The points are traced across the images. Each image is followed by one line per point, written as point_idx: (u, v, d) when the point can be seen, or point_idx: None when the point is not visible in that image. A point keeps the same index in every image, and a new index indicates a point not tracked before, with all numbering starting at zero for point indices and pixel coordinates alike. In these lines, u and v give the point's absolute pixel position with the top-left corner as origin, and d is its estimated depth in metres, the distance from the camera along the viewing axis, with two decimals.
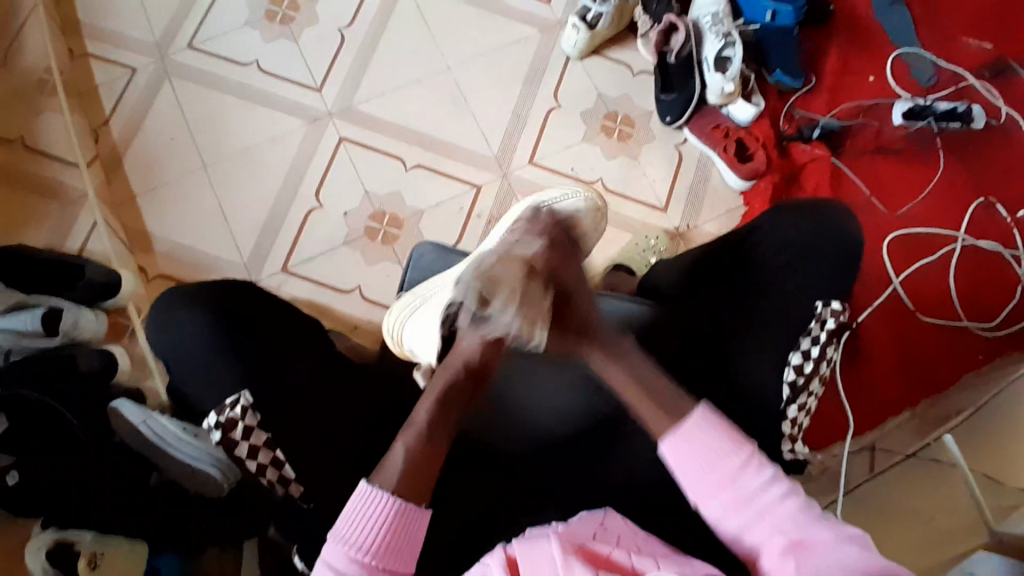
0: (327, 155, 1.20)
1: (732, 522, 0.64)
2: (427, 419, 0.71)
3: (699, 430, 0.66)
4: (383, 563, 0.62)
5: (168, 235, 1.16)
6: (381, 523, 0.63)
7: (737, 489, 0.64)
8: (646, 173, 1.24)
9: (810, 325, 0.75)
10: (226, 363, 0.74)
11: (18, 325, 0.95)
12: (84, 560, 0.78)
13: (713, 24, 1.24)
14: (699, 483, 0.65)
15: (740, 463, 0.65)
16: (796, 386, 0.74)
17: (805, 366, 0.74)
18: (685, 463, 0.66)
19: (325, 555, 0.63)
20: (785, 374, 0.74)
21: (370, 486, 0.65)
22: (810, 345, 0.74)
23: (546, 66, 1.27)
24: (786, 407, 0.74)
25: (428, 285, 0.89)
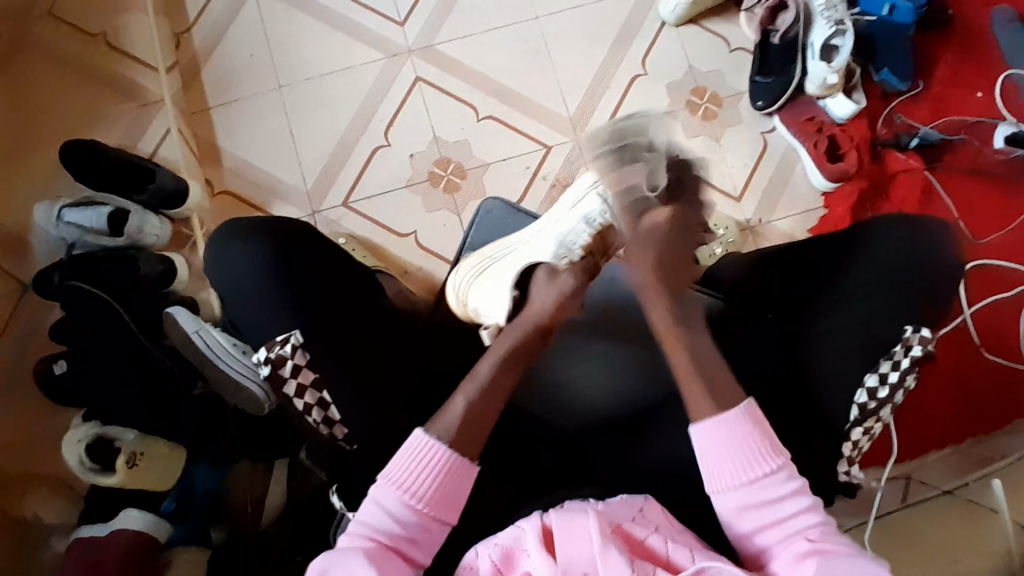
0: (400, 95, 1.17)
1: (750, 523, 0.61)
2: (490, 375, 0.69)
3: (721, 425, 0.63)
4: (432, 512, 0.62)
5: (235, 152, 1.16)
6: (437, 475, 0.63)
7: (766, 491, 0.61)
8: (726, 158, 1.18)
9: (894, 349, 0.68)
10: (279, 291, 0.71)
11: (85, 220, 1.00)
12: (124, 457, 0.86)
13: (827, 8, 1.12)
14: (729, 478, 0.62)
15: (774, 468, 0.62)
16: (867, 410, 0.68)
17: (880, 391, 0.68)
18: (716, 456, 0.63)
19: (375, 496, 0.62)
20: (857, 394, 0.68)
21: (425, 435, 0.64)
22: (890, 370, 0.68)
23: (638, 30, 1.20)
24: (850, 429, 0.69)
25: (495, 246, 0.88)
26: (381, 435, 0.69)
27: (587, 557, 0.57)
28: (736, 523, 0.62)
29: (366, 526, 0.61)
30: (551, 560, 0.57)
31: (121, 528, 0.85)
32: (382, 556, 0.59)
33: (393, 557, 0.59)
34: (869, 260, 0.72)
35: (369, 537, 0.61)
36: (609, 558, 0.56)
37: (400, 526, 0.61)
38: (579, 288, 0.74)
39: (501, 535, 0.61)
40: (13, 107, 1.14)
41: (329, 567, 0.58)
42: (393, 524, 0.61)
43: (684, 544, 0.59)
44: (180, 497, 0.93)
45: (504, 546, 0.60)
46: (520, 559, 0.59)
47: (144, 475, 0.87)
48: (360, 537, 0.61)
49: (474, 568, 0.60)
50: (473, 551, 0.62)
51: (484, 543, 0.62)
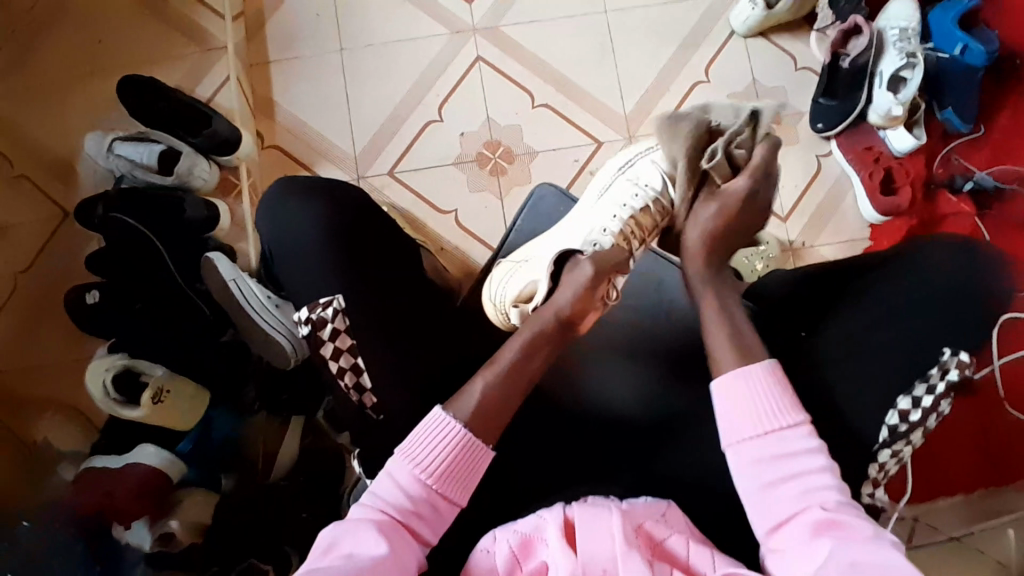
0: (459, 73, 1.17)
1: (760, 474, 0.60)
2: (513, 359, 0.67)
3: (749, 376, 0.63)
4: (445, 492, 0.61)
5: (289, 108, 1.16)
6: (448, 453, 0.62)
7: (784, 444, 0.60)
8: (778, 177, 1.16)
9: (930, 372, 0.66)
10: (328, 249, 0.71)
11: (138, 155, 1.01)
12: (151, 392, 0.85)
13: (900, 38, 1.09)
14: (745, 431, 0.61)
15: (795, 422, 0.61)
16: (896, 432, 0.66)
17: (912, 414, 0.65)
18: (735, 397, 0.63)
19: (390, 470, 0.62)
20: (887, 416, 0.66)
21: (444, 413, 0.63)
22: (924, 394, 0.65)
23: (706, 36, 1.18)
24: (879, 450, 0.66)
25: (525, 251, 0.85)
26: (411, 401, 0.69)
27: (607, 555, 0.56)
28: (741, 457, 0.61)
29: (378, 499, 0.61)
30: (570, 553, 0.57)
31: (137, 463, 0.85)
32: (394, 531, 0.59)
33: (404, 534, 0.59)
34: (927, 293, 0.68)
35: (380, 510, 0.60)
36: (631, 559, 0.56)
37: (411, 503, 0.60)
38: (598, 275, 0.71)
39: (523, 521, 0.60)
40: (80, 36, 1.15)
41: (337, 540, 0.58)
42: (405, 500, 0.60)
43: (705, 548, 0.59)
44: (197, 439, 0.93)
45: (523, 534, 0.59)
46: (538, 549, 0.59)
47: (166, 412, 0.86)
48: (371, 510, 0.60)
49: (491, 552, 0.59)
50: (490, 533, 0.61)
51: (501, 528, 0.61)
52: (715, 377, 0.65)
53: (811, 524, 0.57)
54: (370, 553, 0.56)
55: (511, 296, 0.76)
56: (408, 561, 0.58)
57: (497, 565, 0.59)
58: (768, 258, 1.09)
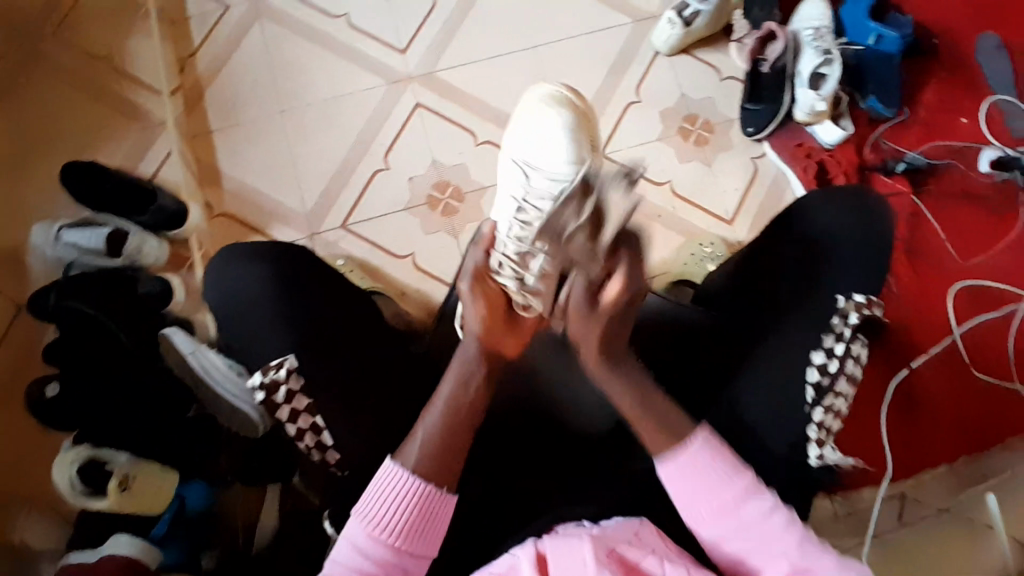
0: (400, 120, 1.19)
1: (732, 542, 0.62)
2: (451, 394, 0.65)
3: (689, 454, 0.62)
4: (406, 545, 0.61)
5: (234, 174, 1.17)
6: (408, 508, 0.61)
7: (743, 516, 0.61)
8: (719, 182, 1.20)
9: (833, 322, 0.71)
10: (275, 311, 0.72)
11: (84, 240, 1.00)
12: (116, 480, 0.83)
13: (815, 38, 1.16)
14: (705, 509, 0.62)
15: (744, 486, 0.62)
16: (822, 388, 0.69)
17: (830, 365, 0.69)
18: (688, 482, 0.62)
19: (346, 533, 0.61)
20: (808, 375, 0.70)
21: (394, 465, 0.62)
22: (834, 343, 0.70)
23: (633, 58, 1.23)
24: (812, 410, 0.69)
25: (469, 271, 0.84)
26: (377, 455, 0.69)
27: None
28: (720, 539, 0.62)
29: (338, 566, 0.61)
30: None
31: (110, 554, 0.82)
32: None
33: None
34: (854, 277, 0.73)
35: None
36: None
37: (373, 564, 0.60)
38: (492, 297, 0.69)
39: (494, 563, 0.60)
40: (20, 129, 1.16)
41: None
42: (367, 562, 0.60)
43: (679, 564, 0.58)
44: (173, 517, 0.90)
45: None
46: None
47: (134, 500, 0.84)
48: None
49: None
50: None
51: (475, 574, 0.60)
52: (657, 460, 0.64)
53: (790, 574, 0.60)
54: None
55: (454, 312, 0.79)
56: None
57: None
58: (718, 258, 1.12)
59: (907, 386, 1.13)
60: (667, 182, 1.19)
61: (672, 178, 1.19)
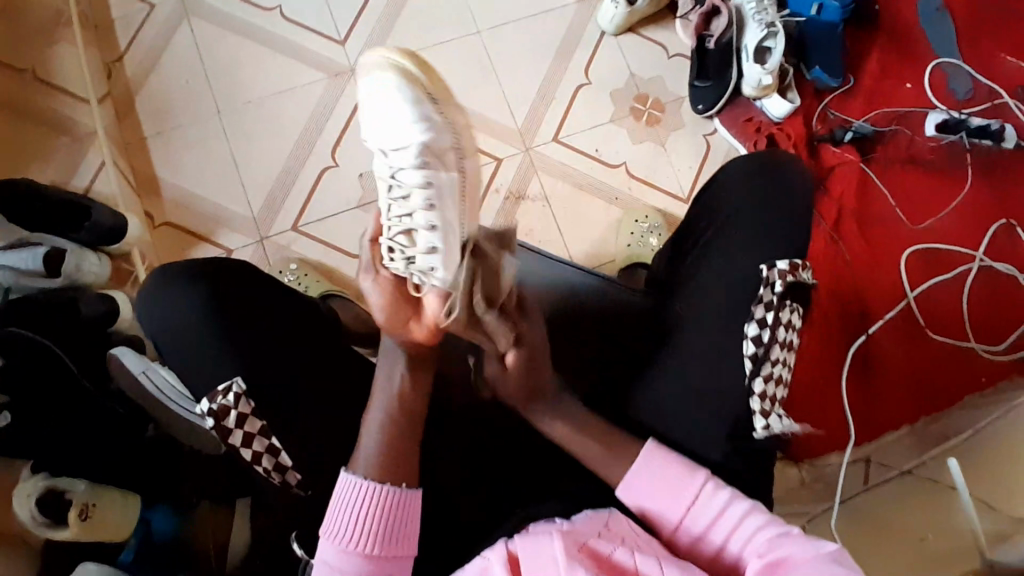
0: (345, 116, 1.16)
1: (705, 546, 0.61)
2: (382, 442, 0.63)
3: (638, 471, 0.64)
4: (385, 555, 0.60)
5: (177, 182, 1.13)
6: (371, 518, 0.60)
7: (699, 515, 0.61)
8: (672, 161, 1.20)
9: (760, 291, 0.66)
10: (220, 341, 0.67)
11: (19, 261, 0.92)
12: (76, 510, 0.80)
13: (757, 11, 1.16)
14: (663, 511, 0.63)
15: (700, 483, 0.62)
16: (758, 357, 0.65)
17: (763, 335, 0.65)
18: (642, 487, 0.64)
19: (319, 554, 0.60)
20: (744, 347, 0.66)
21: (351, 480, 0.61)
22: (764, 314, 0.66)
23: (579, 40, 1.22)
24: (751, 381, 0.65)
25: None
26: (341, 468, 0.67)
27: None
28: (689, 537, 0.62)
29: None
30: None
31: None
32: None
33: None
34: None
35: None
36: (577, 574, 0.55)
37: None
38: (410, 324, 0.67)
39: (467, 567, 0.60)
40: None
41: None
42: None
43: (650, 554, 0.58)
44: (142, 544, 0.90)
45: None
46: None
47: (96, 529, 0.82)
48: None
49: None
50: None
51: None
52: (615, 490, 0.65)
53: (763, 567, 0.56)
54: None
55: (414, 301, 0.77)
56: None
57: None
58: (656, 229, 1.13)
59: (865, 350, 1.18)
60: (622, 164, 1.19)
61: (626, 160, 1.19)
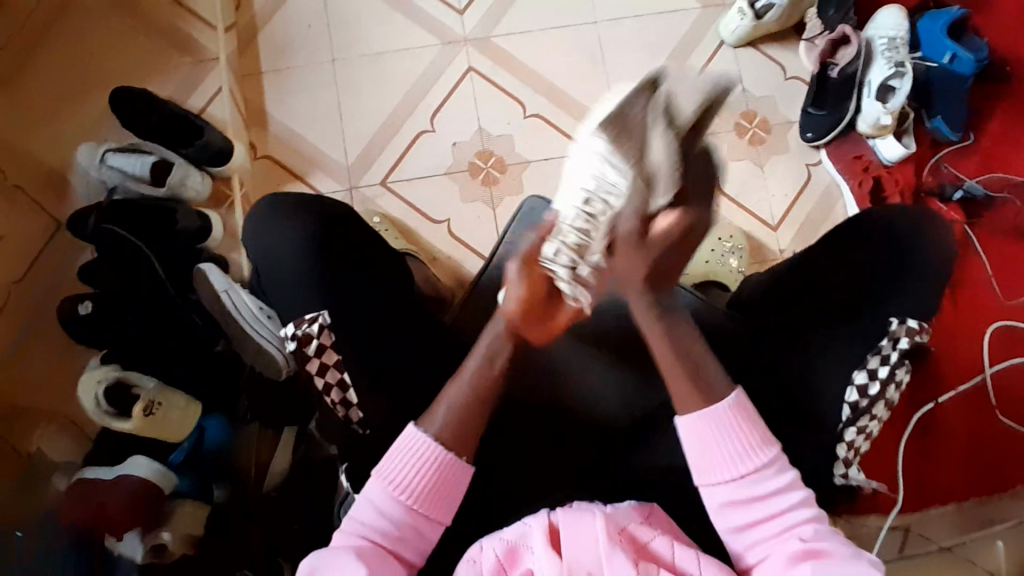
0: (450, 83, 1.17)
1: (742, 514, 0.60)
2: (465, 391, 0.64)
3: (714, 414, 0.61)
4: (425, 511, 0.61)
5: (281, 118, 1.16)
6: (428, 473, 0.61)
7: (756, 482, 0.60)
8: (768, 185, 1.17)
9: (882, 343, 0.69)
10: (314, 270, 0.69)
11: (130, 166, 1.01)
12: (142, 404, 0.85)
13: (888, 48, 1.11)
14: (718, 468, 0.61)
15: (768, 459, 0.60)
16: (858, 408, 0.68)
17: (870, 387, 0.68)
18: (707, 435, 0.61)
19: (367, 493, 0.61)
20: (847, 394, 0.68)
21: (418, 431, 0.62)
22: (878, 365, 0.68)
23: (696, 46, 1.19)
24: (844, 429, 0.68)
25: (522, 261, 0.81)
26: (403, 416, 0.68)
27: (592, 558, 0.55)
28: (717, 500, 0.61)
29: (357, 525, 0.60)
30: (556, 559, 0.55)
31: (129, 474, 0.86)
32: (376, 558, 0.58)
33: (385, 559, 0.58)
34: (909, 303, 0.70)
35: (359, 536, 0.59)
36: (616, 559, 0.55)
37: (391, 524, 0.60)
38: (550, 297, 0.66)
39: (507, 529, 0.60)
40: (78, 48, 1.16)
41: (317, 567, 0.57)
42: (385, 523, 0.60)
43: (690, 550, 0.57)
44: (191, 449, 0.94)
45: (509, 542, 0.58)
46: (523, 556, 0.57)
47: (157, 424, 0.86)
48: (350, 536, 0.59)
49: (477, 562, 0.58)
50: (477, 544, 0.60)
51: (488, 537, 0.60)
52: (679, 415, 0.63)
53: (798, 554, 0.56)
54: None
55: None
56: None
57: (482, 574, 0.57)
58: (739, 250, 1.09)
59: (929, 420, 1.08)
60: None
61: (720, 175, 1.16)
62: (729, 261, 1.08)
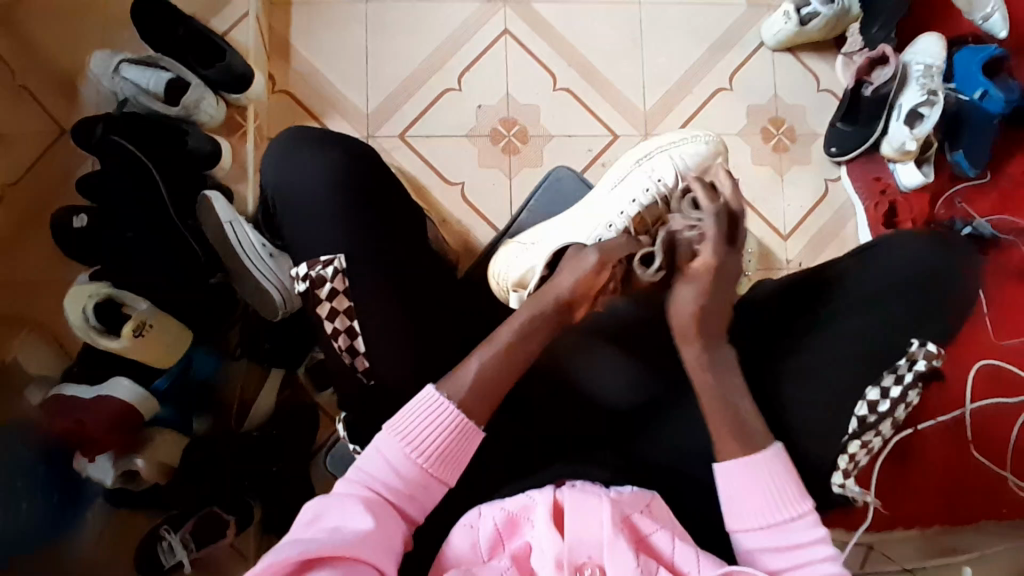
0: (484, 43, 1.14)
1: (766, 562, 0.61)
2: (476, 375, 0.63)
3: (754, 466, 0.62)
4: (434, 470, 0.60)
5: (307, 55, 1.13)
6: (441, 433, 0.60)
7: (785, 534, 0.61)
8: (787, 194, 1.16)
9: (899, 363, 0.70)
10: (331, 210, 0.68)
11: (142, 80, 0.97)
12: (133, 323, 0.82)
13: (923, 75, 1.07)
14: (753, 515, 0.61)
15: (800, 512, 0.61)
16: (865, 423, 0.69)
17: (880, 404, 0.69)
18: (746, 486, 0.62)
19: (379, 446, 0.60)
20: (857, 407, 0.70)
21: (437, 393, 0.62)
22: (891, 384, 0.69)
23: (736, 42, 1.18)
24: (849, 441, 0.70)
25: (532, 235, 0.86)
26: (404, 372, 0.66)
27: (594, 542, 0.57)
28: (749, 546, 0.61)
29: (365, 475, 0.59)
30: (558, 536, 0.56)
31: (110, 397, 0.83)
32: (379, 509, 0.57)
33: (390, 511, 0.58)
34: (923, 325, 0.71)
35: (367, 486, 0.59)
36: (617, 546, 0.56)
37: (401, 480, 0.59)
38: (603, 270, 0.70)
39: (509, 498, 0.60)
40: None
41: (321, 513, 0.56)
42: (394, 477, 0.59)
43: (690, 546, 0.58)
44: (176, 376, 0.91)
45: (510, 512, 0.58)
46: (523, 528, 0.58)
47: (147, 346, 0.84)
48: (356, 486, 0.59)
49: (475, 527, 0.58)
50: (475, 510, 0.60)
51: (487, 504, 0.60)
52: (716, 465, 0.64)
53: None
54: (355, 529, 0.55)
55: (513, 279, 0.79)
56: (395, 537, 0.57)
57: (478, 541, 0.58)
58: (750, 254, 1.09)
59: (905, 444, 1.08)
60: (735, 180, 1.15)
61: (740, 177, 1.16)
62: None
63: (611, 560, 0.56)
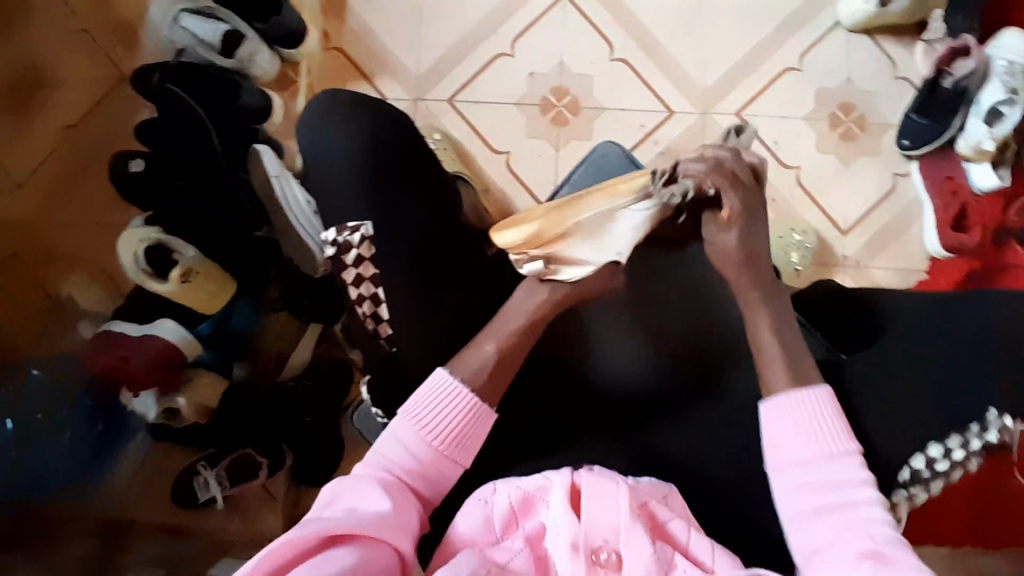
0: (541, 8, 1.10)
1: (805, 500, 0.56)
2: (490, 359, 0.62)
3: (802, 400, 0.58)
4: (449, 453, 0.60)
5: (361, 13, 1.12)
6: (456, 416, 0.60)
7: (833, 472, 0.56)
8: (848, 187, 1.10)
9: (972, 425, 0.58)
10: (371, 173, 0.67)
11: (201, 32, 0.97)
12: (179, 271, 0.85)
13: (1007, 72, 0.97)
14: (793, 452, 0.58)
15: (848, 451, 0.57)
16: (917, 477, 0.59)
17: (939, 463, 0.58)
18: (790, 424, 0.58)
19: (393, 430, 0.60)
20: (912, 459, 0.59)
21: (449, 376, 0.61)
22: (958, 445, 0.58)
23: (810, 20, 1.10)
24: (894, 490, 0.60)
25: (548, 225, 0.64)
26: (435, 339, 0.67)
27: (611, 526, 0.56)
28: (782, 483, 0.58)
29: (382, 459, 0.60)
30: (574, 517, 0.56)
31: (155, 336, 0.86)
32: (397, 490, 0.57)
33: (407, 493, 0.58)
34: None
35: (384, 469, 0.59)
36: (634, 532, 0.55)
37: (419, 465, 0.59)
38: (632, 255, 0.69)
39: (525, 478, 0.60)
40: None
41: (337, 497, 0.56)
42: (410, 459, 0.59)
43: (706, 537, 0.57)
44: (217, 324, 0.94)
45: (525, 492, 0.58)
46: (537, 508, 0.58)
47: (190, 293, 0.87)
48: (373, 469, 0.59)
49: (488, 503, 0.59)
50: (490, 486, 0.60)
51: (503, 482, 0.60)
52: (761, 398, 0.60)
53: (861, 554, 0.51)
54: (374, 509, 0.54)
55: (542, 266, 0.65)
56: (412, 519, 0.56)
57: (491, 518, 0.58)
58: (804, 247, 1.05)
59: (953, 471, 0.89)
60: (796, 168, 1.09)
61: (801, 165, 1.09)
62: (787, 257, 1.04)
63: (627, 545, 0.55)
